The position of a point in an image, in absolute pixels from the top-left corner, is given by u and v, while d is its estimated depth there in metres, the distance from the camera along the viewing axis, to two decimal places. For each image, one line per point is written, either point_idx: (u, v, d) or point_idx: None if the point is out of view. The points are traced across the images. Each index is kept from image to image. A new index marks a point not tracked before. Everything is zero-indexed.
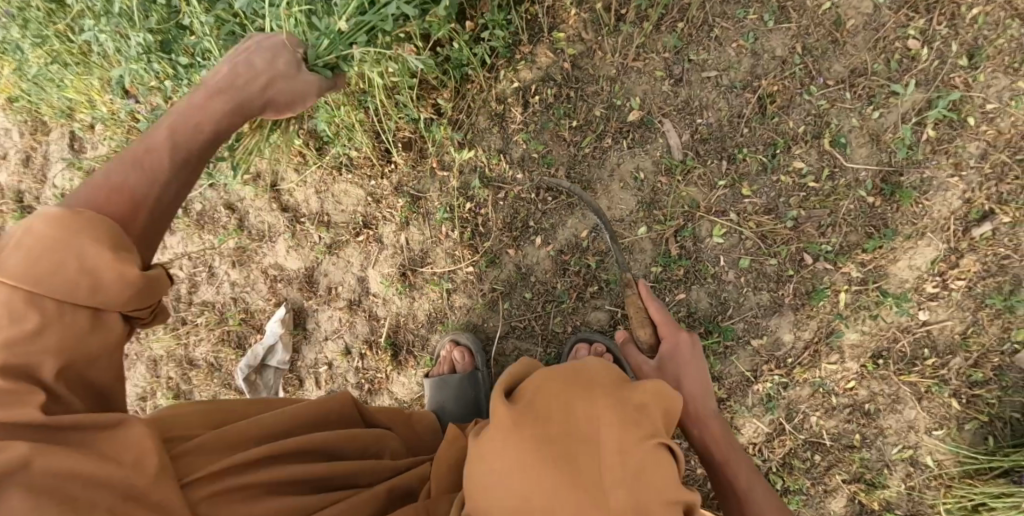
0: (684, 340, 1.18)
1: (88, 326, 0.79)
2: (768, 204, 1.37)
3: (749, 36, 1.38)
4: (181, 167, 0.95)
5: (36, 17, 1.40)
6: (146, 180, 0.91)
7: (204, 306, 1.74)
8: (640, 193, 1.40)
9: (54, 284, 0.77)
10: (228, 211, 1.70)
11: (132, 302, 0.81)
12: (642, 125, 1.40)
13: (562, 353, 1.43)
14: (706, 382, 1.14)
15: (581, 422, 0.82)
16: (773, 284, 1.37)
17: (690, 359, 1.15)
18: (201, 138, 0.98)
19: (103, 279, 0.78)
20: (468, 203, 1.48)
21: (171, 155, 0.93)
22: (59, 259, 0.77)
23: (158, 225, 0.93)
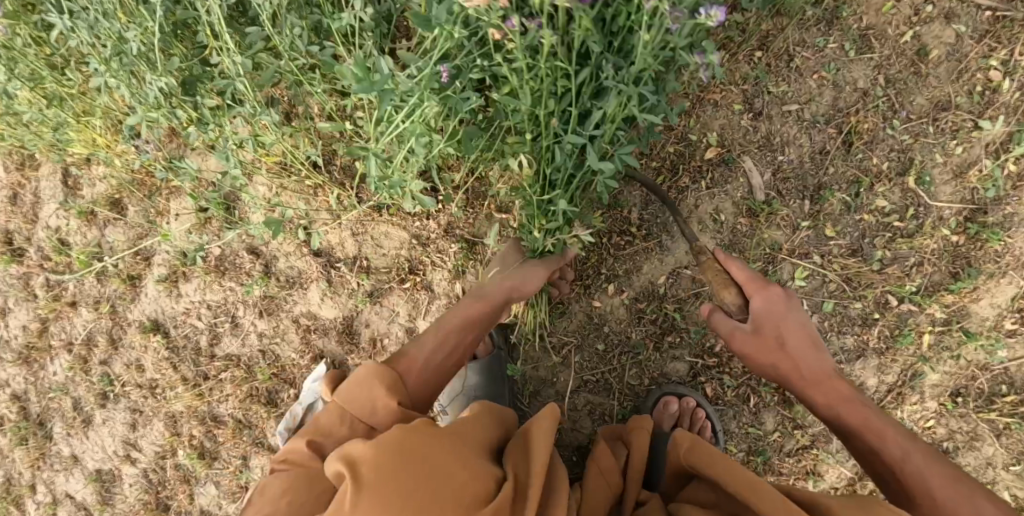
0: (777, 293, 1.04)
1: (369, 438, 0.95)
2: (853, 244, 1.31)
3: (831, 66, 1.30)
4: (448, 335, 1.11)
5: (28, 57, 1.32)
6: (429, 346, 1.07)
7: (227, 361, 1.64)
8: (720, 235, 1.32)
9: (357, 411, 0.95)
10: (251, 256, 1.58)
11: (402, 425, 0.95)
12: (721, 164, 1.32)
13: (639, 407, 1.36)
14: (811, 330, 1.03)
15: None
16: (858, 326, 1.32)
17: (786, 311, 1.03)
18: (463, 320, 1.14)
19: (383, 406, 0.94)
20: (532, 248, 1.36)
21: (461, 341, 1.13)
22: (365, 393, 0.96)
23: (432, 385, 1.06)
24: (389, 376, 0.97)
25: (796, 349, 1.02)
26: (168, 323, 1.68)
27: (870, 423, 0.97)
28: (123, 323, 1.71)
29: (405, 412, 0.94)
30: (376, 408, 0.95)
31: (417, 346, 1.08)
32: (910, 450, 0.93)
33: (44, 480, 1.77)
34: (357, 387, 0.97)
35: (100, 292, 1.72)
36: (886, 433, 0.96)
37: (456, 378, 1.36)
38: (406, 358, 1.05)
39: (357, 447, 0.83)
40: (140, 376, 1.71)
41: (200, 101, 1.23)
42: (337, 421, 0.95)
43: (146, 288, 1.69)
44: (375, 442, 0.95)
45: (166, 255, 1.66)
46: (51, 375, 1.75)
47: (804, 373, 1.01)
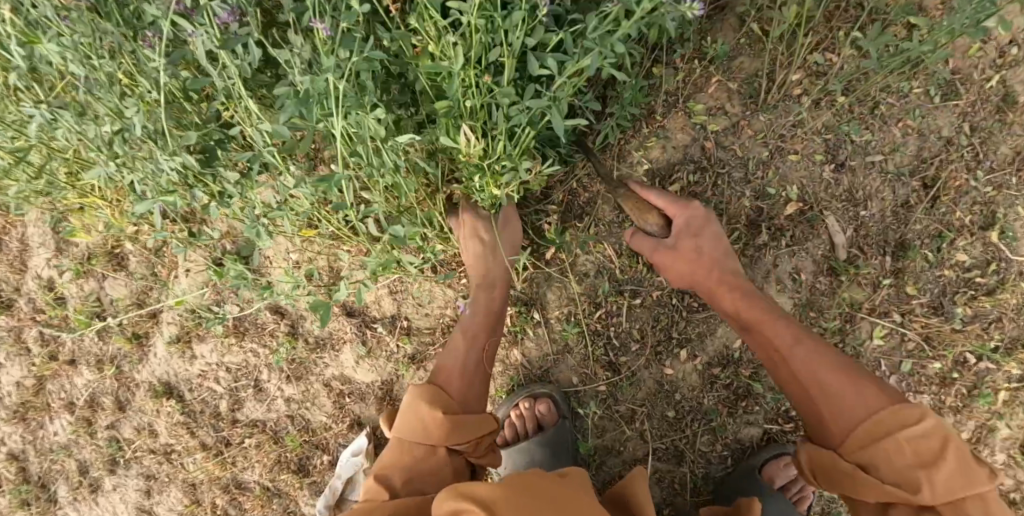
0: (697, 212, 1.11)
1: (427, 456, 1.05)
2: (934, 301, 1.25)
3: (916, 113, 1.21)
4: (471, 334, 1.17)
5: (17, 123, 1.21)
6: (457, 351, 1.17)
7: (252, 426, 1.52)
8: (798, 294, 1.25)
9: (413, 436, 1.06)
10: (275, 316, 1.45)
11: (452, 429, 1.05)
12: (802, 220, 1.24)
13: (752, 452, 1.27)
14: (726, 245, 1.11)
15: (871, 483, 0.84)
16: (936, 386, 1.27)
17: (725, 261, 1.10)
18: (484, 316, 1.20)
19: (431, 422, 1.05)
20: (597, 311, 1.27)
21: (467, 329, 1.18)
22: (410, 420, 1.07)
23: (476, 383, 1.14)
24: (429, 392, 1.09)
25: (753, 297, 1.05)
26: (183, 386, 1.55)
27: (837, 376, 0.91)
28: (130, 384, 1.59)
29: (449, 418, 1.05)
30: (426, 427, 1.06)
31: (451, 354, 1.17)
32: (847, 402, 0.89)
33: None
34: (408, 417, 1.08)
35: (102, 350, 1.61)
36: (816, 381, 0.92)
37: (522, 452, 1.31)
38: (442, 370, 1.14)
39: (481, 489, 0.89)
40: (153, 441, 1.59)
41: (221, 172, 1.20)
42: (401, 457, 1.05)
43: (156, 347, 1.56)
44: (428, 453, 1.05)
45: (175, 313, 1.53)
46: (52, 435, 1.66)
47: (766, 334, 1.01)
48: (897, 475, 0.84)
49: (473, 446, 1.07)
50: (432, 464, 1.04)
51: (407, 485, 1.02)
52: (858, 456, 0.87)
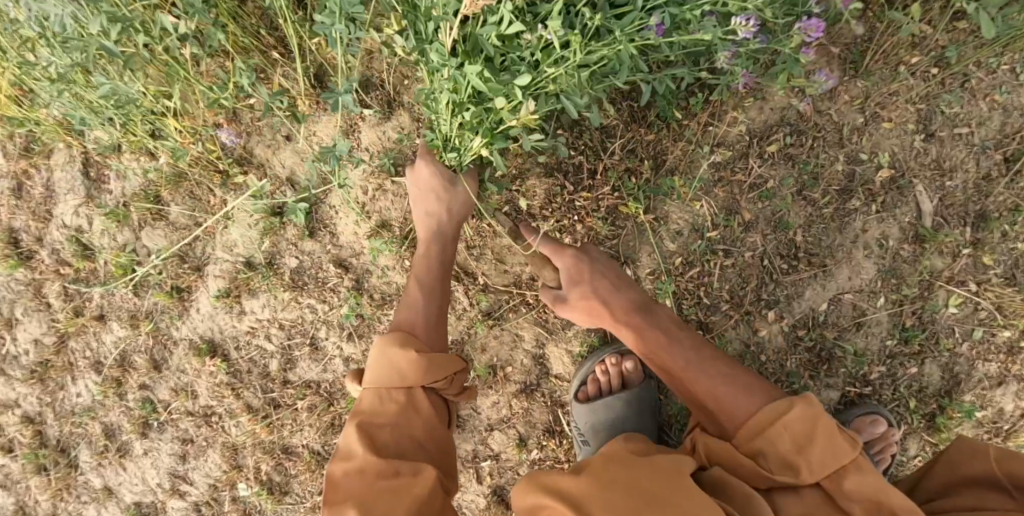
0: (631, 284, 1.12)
1: (410, 400, 1.07)
2: (1007, 272, 1.28)
3: (1003, 89, 1.25)
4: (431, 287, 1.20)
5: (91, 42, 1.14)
6: (417, 307, 1.18)
7: (304, 388, 1.45)
8: (883, 260, 1.27)
9: (385, 383, 1.08)
10: (339, 270, 1.39)
11: (426, 369, 1.08)
12: (894, 187, 1.26)
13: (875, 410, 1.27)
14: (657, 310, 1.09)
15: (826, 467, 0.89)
16: (1003, 354, 1.30)
17: (616, 292, 1.10)
18: (441, 276, 1.21)
19: (406, 366, 1.08)
20: (690, 269, 1.26)
21: (422, 289, 1.19)
22: (387, 371, 1.08)
23: (435, 331, 1.17)
24: (402, 339, 1.11)
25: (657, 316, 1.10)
26: (229, 344, 1.46)
27: (726, 386, 0.98)
28: (167, 342, 1.50)
29: (425, 359, 1.08)
30: (405, 372, 1.08)
31: (411, 307, 1.18)
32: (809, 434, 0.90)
33: (65, 512, 1.57)
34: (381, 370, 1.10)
35: (136, 304, 1.50)
36: (717, 400, 0.98)
37: (604, 408, 1.25)
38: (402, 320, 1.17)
39: (568, 483, 0.89)
40: (192, 402, 1.50)
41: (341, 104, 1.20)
42: (378, 401, 1.08)
43: (199, 301, 1.47)
44: (407, 399, 1.07)
45: (223, 265, 1.44)
46: (74, 397, 1.55)
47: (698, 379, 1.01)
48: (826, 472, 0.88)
49: (446, 383, 1.11)
50: (413, 405, 1.07)
51: (392, 434, 1.03)
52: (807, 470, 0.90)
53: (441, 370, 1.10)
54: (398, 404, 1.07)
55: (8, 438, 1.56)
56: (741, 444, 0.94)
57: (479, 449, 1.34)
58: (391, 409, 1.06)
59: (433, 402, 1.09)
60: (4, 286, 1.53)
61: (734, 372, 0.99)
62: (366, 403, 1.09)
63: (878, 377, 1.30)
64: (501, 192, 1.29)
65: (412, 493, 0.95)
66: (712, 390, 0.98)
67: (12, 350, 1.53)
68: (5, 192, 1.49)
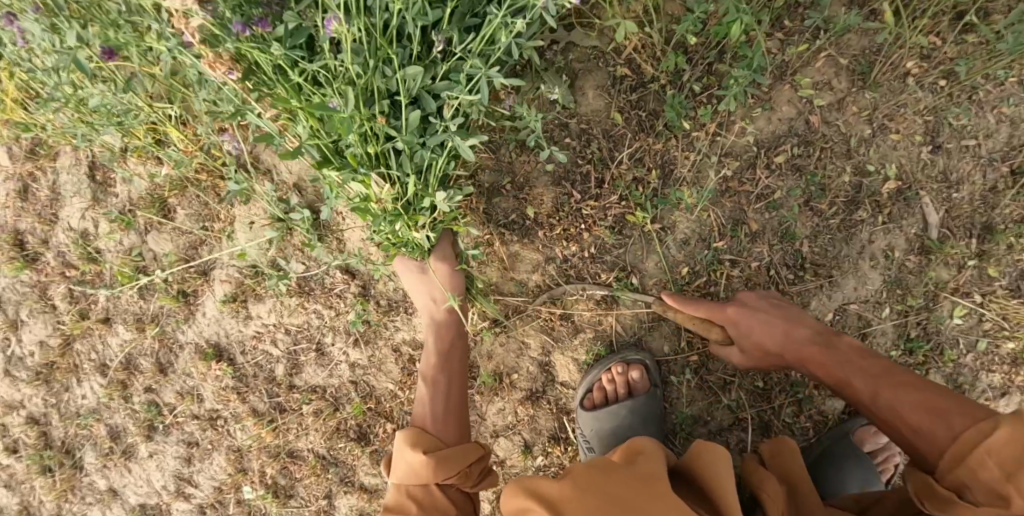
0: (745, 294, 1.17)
1: (428, 491, 1.13)
2: (1012, 284, 1.29)
3: (1011, 101, 1.26)
4: (438, 377, 1.24)
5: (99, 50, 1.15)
6: (428, 400, 1.23)
7: (310, 392, 1.45)
8: (889, 272, 1.27)
9: (407, 473, 1.14)
10: (345, 276, 1.39)
11: (439, 468, 1.13)
12: (900, 199, 1.26)
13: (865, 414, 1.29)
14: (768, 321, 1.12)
15: (1005, 467, 0.82)
16: (1007, 365, 1.31)
17: (790, 335, 1.10)
18: (445, 368, 1.25)
19: (419, 466, 1.13)
20: (697, 279, 1.26)
21: (433, 395, 1.23)
22: (405, 461, 1.15)
23: (454, 426, 1.22)
24: (415, 440, 1.17)
25: (794, 348, 1.09)
26: (234, 348, 1.47)
27: (918, 414, 0.93)
28: (172, 345, 1.50)
29: (434, 459, 1.13)
30: (420, 466, 1.13)
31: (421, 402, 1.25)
32: (931, 432, 0.90)
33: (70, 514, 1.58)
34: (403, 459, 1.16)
35: (142, 308, 1.51)
36: (908, 425, 0.94)
37: (610, 415, 1.25)
38: (418, 418, 1.23)
39: (551, 487, 0.94)
40: (198, 406, 1.50)
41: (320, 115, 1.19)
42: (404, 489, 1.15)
43: (204, 306, 1.47)
44: (425, 497, 1.13)
45: (230, 270, 1.45)
46: (78, 399, 1.55)
47: (856, 385, 1.02)
48: (992, 490, 0.82)
49: (461, 477, 1.15)
50: (430, 499, 1.13)
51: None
52: (952, 482, 0.86)
53: (452, 466, 1.14)
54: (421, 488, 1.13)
55: (13, 438, 1.56)
56: (942, 475, 0.87)
57: None
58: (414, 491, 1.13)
59: (452, 499, 1.14)
60: (10, 288, 1.53)
61: (928, 397, 0.93)
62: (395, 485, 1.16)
63: None
64: (509, 200, 1.30)
65: None
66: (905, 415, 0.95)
67: (17, 351, 1.53)
68: (10, 194, 1.50)
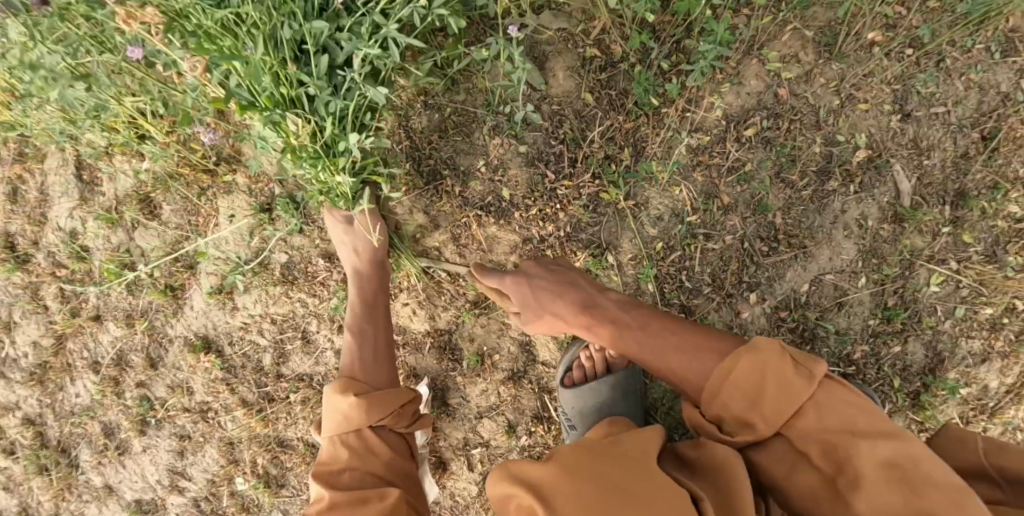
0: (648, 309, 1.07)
1: (361, 442, 1.13)
2: (988, 250, 1.30)
3: (978, 68, 1.27)
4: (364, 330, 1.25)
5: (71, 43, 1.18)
6: (355, 351, 1.23)
7: (297, 381, 1.47)
8: (863, 241, 1.28)
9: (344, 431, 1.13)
10: (328, 264, 1.40)
11: (371, 409, 1.14)
12: (872, 169, 1.27)
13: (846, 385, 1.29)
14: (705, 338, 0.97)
15: (863, 425, 0.82)
16: (986, 331, 1.31)
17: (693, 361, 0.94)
18: (372, 316, 1.26)
19: (352, 411, 1.14)
20: (670, 254, 1.27)
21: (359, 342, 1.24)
22: (343, 422, 1.14)
23: (381, 368, 1.22)
24: (346, 386, 1.18)
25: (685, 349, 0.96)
26: (222, 340, 1.49)
27: (748, 378, 0.88)
28: (162, 340, 1.52)
29: (367, 400, 1.14)
30: (354, 421, 1.13)
31: (353, 355, 1.23)
32: (790, 392, 0.86)
33: (68, 511, 1.60)
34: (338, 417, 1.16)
35: (132, 304, 1.54)
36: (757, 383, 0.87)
37: (590, 393, 1.26)
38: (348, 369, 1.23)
39: (536, 472, 0.91)
40: (189, 399, 1.52)
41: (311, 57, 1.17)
42: (336, 450, 1.13)
43: (192, 299, 1.49)
44: (360, 443, 1.12)
45: (215, 264, 1.47)
46: (72, 397, 1.58)
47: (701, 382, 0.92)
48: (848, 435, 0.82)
49: (394, 417, 1.16)
50: (365, 446, 1.13)
51: (352, 476, 1.09)
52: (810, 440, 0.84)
53: (386, 408, 1.15)
54: (356, 445, 1.12)
55: (11, 440, 1.59)
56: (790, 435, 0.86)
57: (470, 436, 1.37)
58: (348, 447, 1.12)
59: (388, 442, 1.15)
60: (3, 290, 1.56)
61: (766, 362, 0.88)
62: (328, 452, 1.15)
63: (862, 356, 1.30)
64: (484, 182, 1.32)
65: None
66: (737, 415, 0.89)
67: (12, 352, 1.56)
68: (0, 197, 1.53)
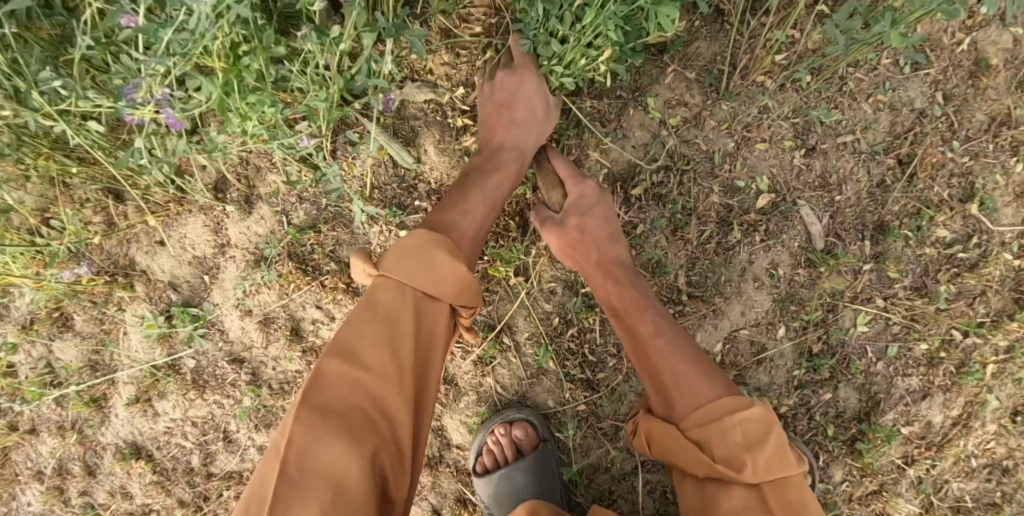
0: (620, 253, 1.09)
1: (428, 313, 0.93)
2: (916, 282, 1.20)
3: (887, 87, 1.16)
4: (494, 200, 1.07)
5: None
6: (475, 217, 1.04)
7: (227, 478, 1.45)
8: (777, 290, 1.19)
9: (419, 285, 0.92)
10: (234, 365, 1.39)
11: (466, 294, 0.94)
12: (777, 212, 1.18)
13: None
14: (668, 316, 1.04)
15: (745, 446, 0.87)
16: (923, 367, 1.23)
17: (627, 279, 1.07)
18: (508, 190, 1.09)
19: (449, 277, 0.92)
20: (568, 329, 1.21)
21: (490, 206, 1.06)
22: (421, 265, 0.92)
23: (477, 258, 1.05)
24: (451, 249, 0.96)
25: (668, 337, 1.00)
26: (150, 445, 1.47)
27: (693, 373, 0.95)
28: (96, 447, 1.49)
29: (473, 281, 0.95)
30: (438, 279, 0.93)
31: (467, 217, 1.03)
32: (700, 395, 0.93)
33: None
34: (416, 263, 0.93)
35: (62, 416, 1.49)
36: (682, 387, 0.94)
37: (502, 480, 1.23)
38: (446, 221, 1.01)
39: None
40: (129, 503, 1.50)
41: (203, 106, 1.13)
42: (395, 299, 0.92)
43: (115, 408, 1.47)
44: (427, 312, 0.93)
45: (129, 373, 1.44)
46: (26, 506, 1.53)
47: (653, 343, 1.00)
48: (728, 454, 0.87)
49: (472, 313, 0.99)
50: (425, 324, 0.93)
51: (403, 347, 0.90)
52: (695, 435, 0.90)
53: (475, 299, 0.97)
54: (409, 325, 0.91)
55: None
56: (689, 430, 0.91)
57: None
58: (407, 341, 0.90)
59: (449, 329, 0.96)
60: None
61: (696, 360, 0.97)
62: (383, 294, 0.92)
63: (789, 408, 1.23)
64: None
65: (398, 456, 0.89)
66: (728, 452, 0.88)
67: None
68: None
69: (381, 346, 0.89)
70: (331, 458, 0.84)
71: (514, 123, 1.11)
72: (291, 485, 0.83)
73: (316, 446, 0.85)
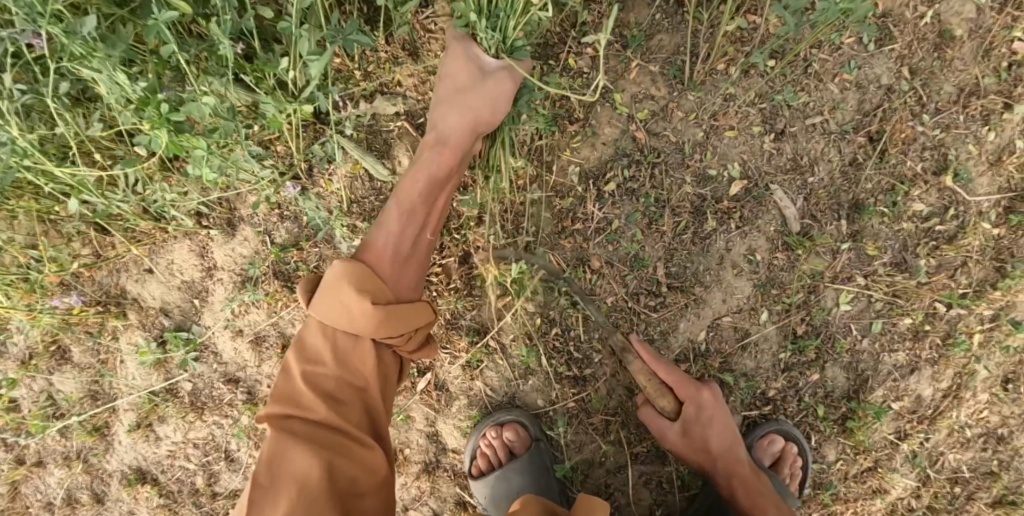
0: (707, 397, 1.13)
1: (355, 347, 1.03)
2: (896, 258, 1.20)
3: (851, 66, 1.16)
4: (416, 204, 1.10)
5: None
6: (392, 234, 1.09)
7: (232, 496, 1.47)
8: (757, 275, 1.20)
9: (336, 323, 1.02)
10: (230, 385, 1.41)
11: (383, 323, 1.02)
12: (751, 198, 1.18)
13: (762, 424, 1.24)
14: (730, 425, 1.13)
15: None
16: (909, 341, 1.23)
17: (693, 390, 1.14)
18: (432, 187, 1.11)
19: (359, 313, 1.01)
20: (552, 327, 1.22)
21: (405, 211, 1.10)
22: (336, 305, 1.03)
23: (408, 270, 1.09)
24: (364, 281, 1.04)
25: (728, 453, 1.11)
26: (154, 469, 1.49)
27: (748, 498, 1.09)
28: (102, 475, 1.51)
29: (383, 313, 1.01)
30: (353, 317, 1.02)
31: (386, 232, 1.10)
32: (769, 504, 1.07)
33: None
34: (333, 302, 1.03)
35: (66, 447, 1.51)
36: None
37: (497, 482, 1.24)
38: (372, 249, 1.09)
39: None
40: None
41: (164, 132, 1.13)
42: (325, 339, 1.04)
43: (118, 436, 1.49)
44: (353, 346, 1.03)
45: (129, 399, 1.46)
46: None
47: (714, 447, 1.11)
48: None
49: (405, 337, 1.06)
50: (351, 357, 1.03)
51: (333, 381, 1.02)
52: None
53: (401, 328, 1.04)
54: (340, 357, 1.03)
55: None
56: None
57: None
58: (336, 372, 1.02)
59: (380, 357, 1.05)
60: None
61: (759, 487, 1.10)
62: (313, 335, 1.04)
63: (778, 392, 1.24)
64: None
65: (356, 466, 0.99)
66: None
67: None
68: None
69: (312, 382, 1.01)
70: (293, 467, 0.96)
71: (447, 112, 1.10)
72: (261, 492, 0.95)
73: (283, 460, 0.96)
